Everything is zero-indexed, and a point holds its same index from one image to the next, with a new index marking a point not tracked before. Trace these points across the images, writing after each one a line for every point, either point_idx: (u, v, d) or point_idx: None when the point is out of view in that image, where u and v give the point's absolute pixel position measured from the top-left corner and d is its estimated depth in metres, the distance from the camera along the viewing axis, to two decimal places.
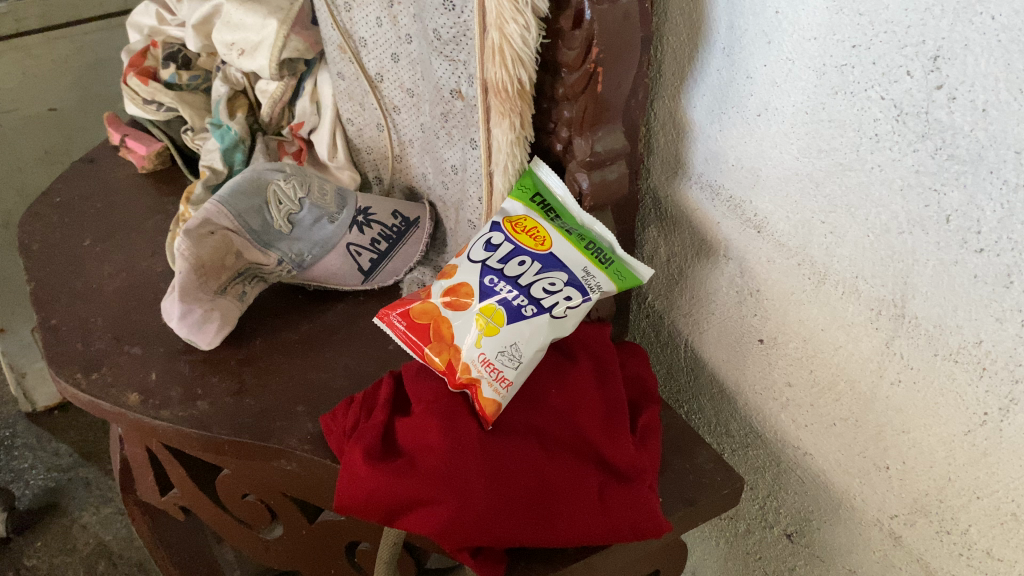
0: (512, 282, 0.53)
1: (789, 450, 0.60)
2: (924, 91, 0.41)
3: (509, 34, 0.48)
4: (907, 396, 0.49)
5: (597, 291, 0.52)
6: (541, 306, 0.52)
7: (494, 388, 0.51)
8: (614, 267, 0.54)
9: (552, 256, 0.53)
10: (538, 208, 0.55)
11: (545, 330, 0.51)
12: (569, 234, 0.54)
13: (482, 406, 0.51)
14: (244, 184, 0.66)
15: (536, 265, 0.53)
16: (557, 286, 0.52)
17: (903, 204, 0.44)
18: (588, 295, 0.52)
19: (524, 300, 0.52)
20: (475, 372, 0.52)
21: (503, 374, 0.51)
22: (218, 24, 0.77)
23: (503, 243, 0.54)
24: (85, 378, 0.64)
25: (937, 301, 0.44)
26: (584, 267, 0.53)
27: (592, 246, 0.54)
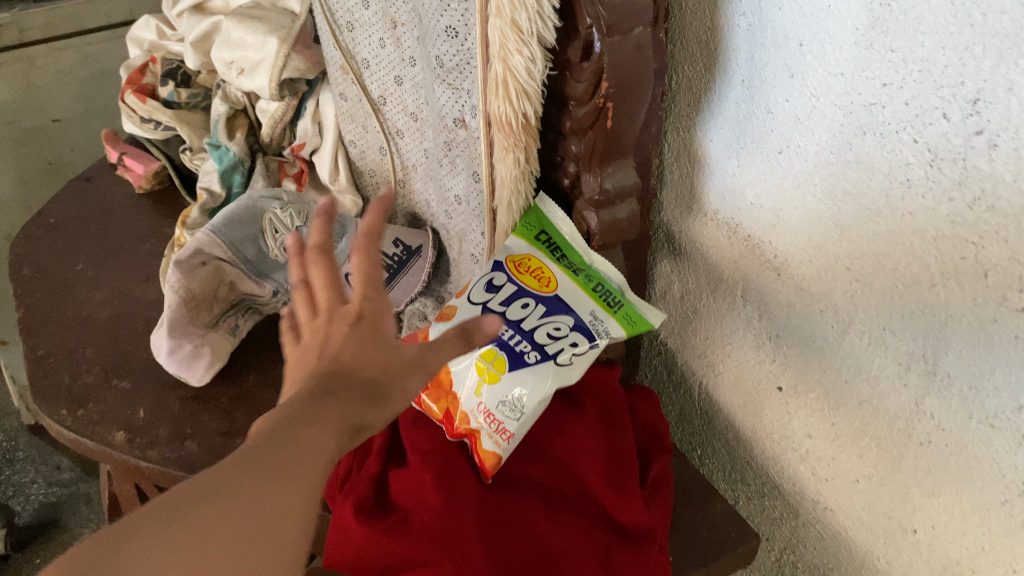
0: (516, 326, 0.51)
1: (808, 504, 0.57)
2: (961, 136, 0.37)
3: (512, 66, 0.45)
4: (937, 458, 0.45)
5: (605, 337, 0.50)
6: (546, 352, 0.49)
7: (494, 440, 0.49)
8: (623, 310, 0.51)
9: (558, 298, 0.51)
10: (544, 247, 0.53)
11: (546, 379, 0.49)
12: (575, 276, 0.52)
13: (482, 458, 0.49)
14: (239, 212, 0.63)
15: (540, 307, 0.51)
16: (563, 331, 0.50)
17: (936, 255, 0.41)
18: (595, 342, 0.49)
19: (528, 346, 0.50)
20: (475, 422, 0.50)
21: (504, 426, 0.49)
22: (218, 41, 0.75)
23: (505, 283, 0.52)
24: (71, 416, 0.61)
25: (972, 360, 0.41)
26: (592, 310, 0.51)
27: (600, 288, 0.52)
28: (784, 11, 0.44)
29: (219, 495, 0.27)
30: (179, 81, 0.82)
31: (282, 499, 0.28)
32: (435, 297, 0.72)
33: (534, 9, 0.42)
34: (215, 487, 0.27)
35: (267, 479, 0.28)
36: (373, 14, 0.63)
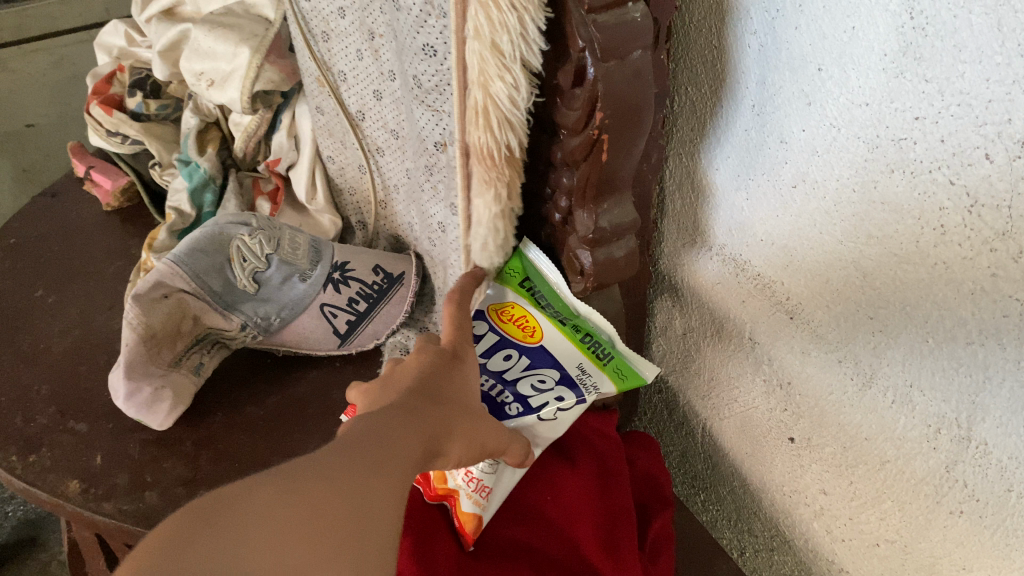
0: (496, 376, 0.48)
1: (821, 564, 0.52)
2: (1007, 179, 0.32)
3: (494, 93, 0.40)
4: (969, 531, 0.41)
5: (593, 393, 0.47)
6: (529, 405, 0.47)
7: (473, 500, 0.45)
8: (613, 363, 0.48)
9: (542, 350, 0.49)
10: (527, 294, 0.50)
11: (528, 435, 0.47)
12: (561, 324, 0.49)
13: (462, 521, 0.45)
14: (204, 241, 0.57)
15: (524, 359, 0.49)
16: (548, 384, 0.48)
17: (974, 310, 0.36)
18: (583, 396, 0.47)
19: (510, 397, 0.47)
20: (453, 482, 0.46)
21: (482, 483, 0.45)
22: (187, 50, 0.70)
23: (487, 332, 0.50)
24: (22, 462, 0.56)
25: (1013, 429, 0.36)
26: (579, 364, 0.48)
27: (587, 339, 0.49)
28: (801, 30, 0.39)
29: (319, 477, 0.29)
30: (148, 92, 0.77)
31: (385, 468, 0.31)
32: (418, 327, 0.67)
33: (517, 32, 0.37)
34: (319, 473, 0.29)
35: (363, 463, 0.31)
36: (350, 24, 0.58)
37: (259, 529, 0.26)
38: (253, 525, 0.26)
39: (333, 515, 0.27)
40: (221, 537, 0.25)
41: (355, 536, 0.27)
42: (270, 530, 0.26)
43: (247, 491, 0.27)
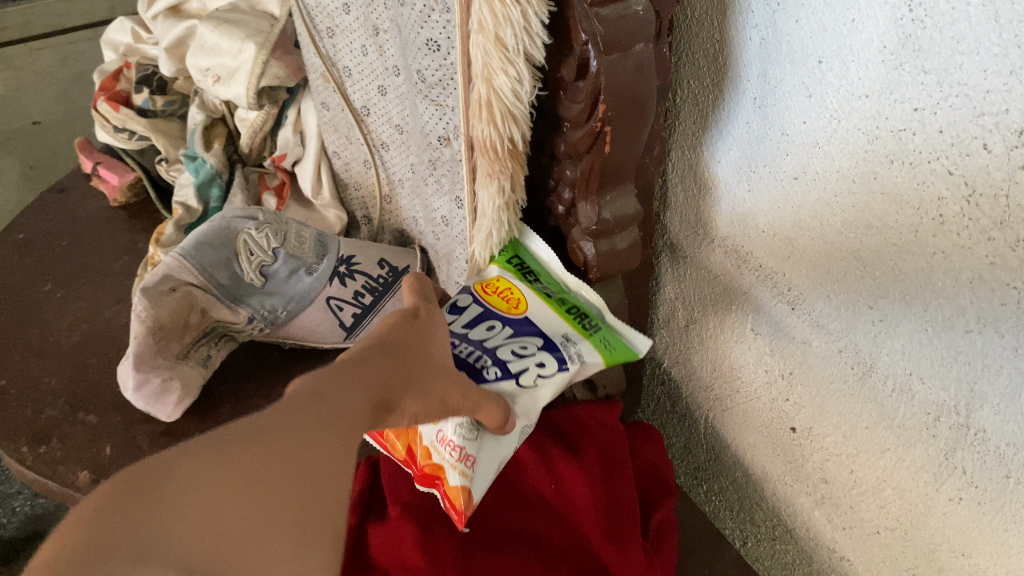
0: (476, 344, 0.46)
1: (823, 552, 0.53)
2: (1004, 169, 0.33)
3: (498, 87, 0.40)
4: (968, 518, 0.41)
5: (577, 360, 0.46)
6: (507, 370, 0.45)
7: (459, 471, 0.42)
8: (601, 335, 0.48)
9: (527, 320, 0.48)
10: (515, 269, 0.49)
11: (508, 397, 0.45)
12: (548, 298, 0.49)
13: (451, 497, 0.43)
14: (210, 235, 0.58)
15: (506, 329, 0.48)
16: (529, 350, 0.46)
17: (972, 298, 0.36)
18: (566, 364, 0.45)
19: (489, 362, 0.45)
20: (439, 457, 0.44)
21: (465, 451, 0.43)
22: (193, 47, 0.71)
23: (470, 304, 0.48)
24: (32, 453, 0.57)
25: (1011, 416, 0.37)
26: (564, 334, 0.47)
27: (575, 314, 0.48)
28: (801, 23, 0.39)
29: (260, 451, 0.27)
30: (155, 88, 0.77)
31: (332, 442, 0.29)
32: None
33: (520, 26, 0.37)
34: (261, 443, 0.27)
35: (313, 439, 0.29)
36: (355, 20, 0.59)
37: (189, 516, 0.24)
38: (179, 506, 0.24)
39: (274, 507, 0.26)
40: (151, 522, 0.23)
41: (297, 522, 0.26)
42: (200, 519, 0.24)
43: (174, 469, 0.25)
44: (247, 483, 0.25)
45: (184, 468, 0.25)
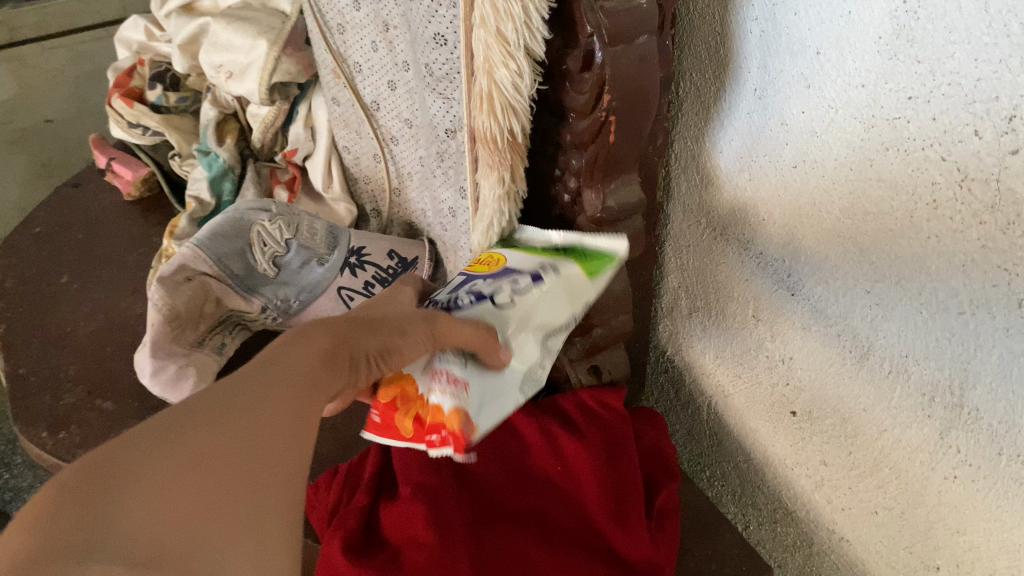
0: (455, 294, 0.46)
1: (822, 534, 0.54)
2: (995, 155, 0.34)
3: (498, 79, 0.42)
4: (962, 495, 0.42)
5: (552, 272, 0.46)
6: (482, 295, 0.45)
7: (448, 394, 0.41)
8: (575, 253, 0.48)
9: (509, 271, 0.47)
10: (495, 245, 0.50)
11: (488, 314, 0.44)
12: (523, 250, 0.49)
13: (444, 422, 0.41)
14: (224, 226, 0.60)
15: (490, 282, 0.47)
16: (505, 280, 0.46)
17: (965, 281, 0.38)
18: (541, 276, 0.46)
19: (463, 297, 0.45)
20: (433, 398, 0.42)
21: (454, 375, 0.42)
22: (206, 44, 0.72)
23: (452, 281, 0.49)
24: (52, 438, 0.58)
25: (1003, 395, 0.38)
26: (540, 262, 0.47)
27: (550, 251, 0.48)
28: (800, 16, 0.41)
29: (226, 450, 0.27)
30: (168, 84, 0.79)
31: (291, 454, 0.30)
32: None
33: (521, 21, 0.39)
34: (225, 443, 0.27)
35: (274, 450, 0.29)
36: (365, 16, 0.60)
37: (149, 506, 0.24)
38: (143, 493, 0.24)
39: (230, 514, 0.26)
40: (112, 512, 0.23)
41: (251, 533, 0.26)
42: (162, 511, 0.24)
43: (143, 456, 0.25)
44: (207, 483, 0.26)
45: (125, 462, 0.25)
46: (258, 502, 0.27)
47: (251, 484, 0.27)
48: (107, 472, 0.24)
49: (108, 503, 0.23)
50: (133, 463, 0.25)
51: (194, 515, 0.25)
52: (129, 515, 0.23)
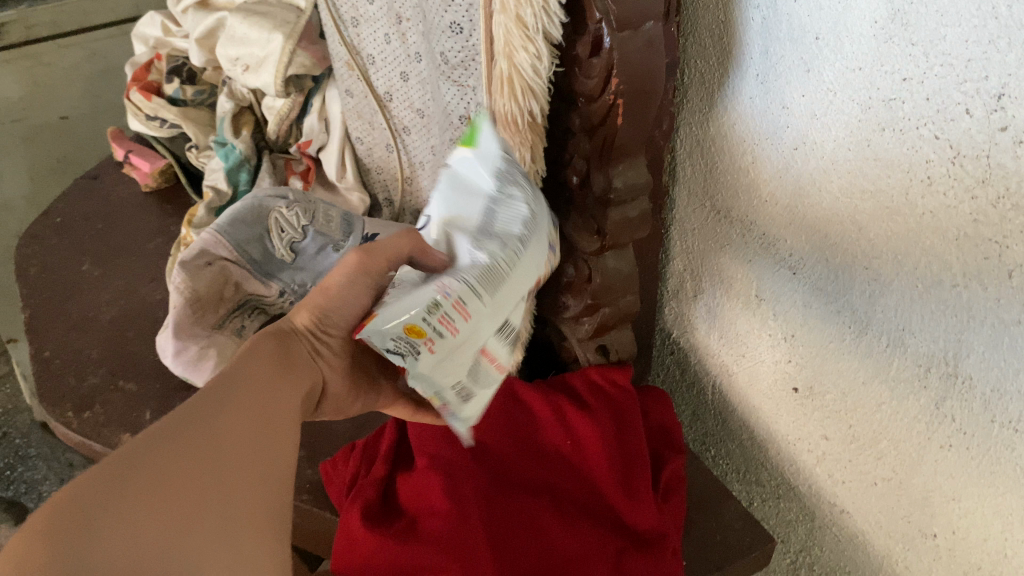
0: None
1: (824, 507, 0.56)
2: (984, 132, 0.36)
3: (518, 62, 0.44)
4: (957, 463, 0.44)
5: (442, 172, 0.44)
6: None
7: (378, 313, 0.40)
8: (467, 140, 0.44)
9: None
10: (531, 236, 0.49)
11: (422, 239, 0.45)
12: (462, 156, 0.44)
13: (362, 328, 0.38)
14: (244, 212, 0.62)
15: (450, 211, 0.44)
16: None
17: (958, 255, 0.39)
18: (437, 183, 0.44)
19: None
20: None
21: None
22: (222, 38, 0.74)
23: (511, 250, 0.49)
24: (77, 418, 0.60)
25: (995, 363, 0.40)
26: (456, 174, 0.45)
27: None
28: (800, 2, 0.42)
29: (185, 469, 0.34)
30: (184, 78, 0.81)
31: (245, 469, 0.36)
32: None
33: (540, 6, 0.41)
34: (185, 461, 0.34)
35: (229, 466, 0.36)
36: (379, 9, 0.62)
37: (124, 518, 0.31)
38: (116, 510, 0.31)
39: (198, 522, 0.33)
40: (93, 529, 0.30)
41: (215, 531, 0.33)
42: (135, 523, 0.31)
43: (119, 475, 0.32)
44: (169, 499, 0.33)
45: (92, 500, 0.31)
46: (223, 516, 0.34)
47: (211, 505, 0.34)
48: (85, 505, 0.31)
49: (86, 538, 0.30)
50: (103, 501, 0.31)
51: (160, 538, 0.31)
52: (101, 541, 0.30)
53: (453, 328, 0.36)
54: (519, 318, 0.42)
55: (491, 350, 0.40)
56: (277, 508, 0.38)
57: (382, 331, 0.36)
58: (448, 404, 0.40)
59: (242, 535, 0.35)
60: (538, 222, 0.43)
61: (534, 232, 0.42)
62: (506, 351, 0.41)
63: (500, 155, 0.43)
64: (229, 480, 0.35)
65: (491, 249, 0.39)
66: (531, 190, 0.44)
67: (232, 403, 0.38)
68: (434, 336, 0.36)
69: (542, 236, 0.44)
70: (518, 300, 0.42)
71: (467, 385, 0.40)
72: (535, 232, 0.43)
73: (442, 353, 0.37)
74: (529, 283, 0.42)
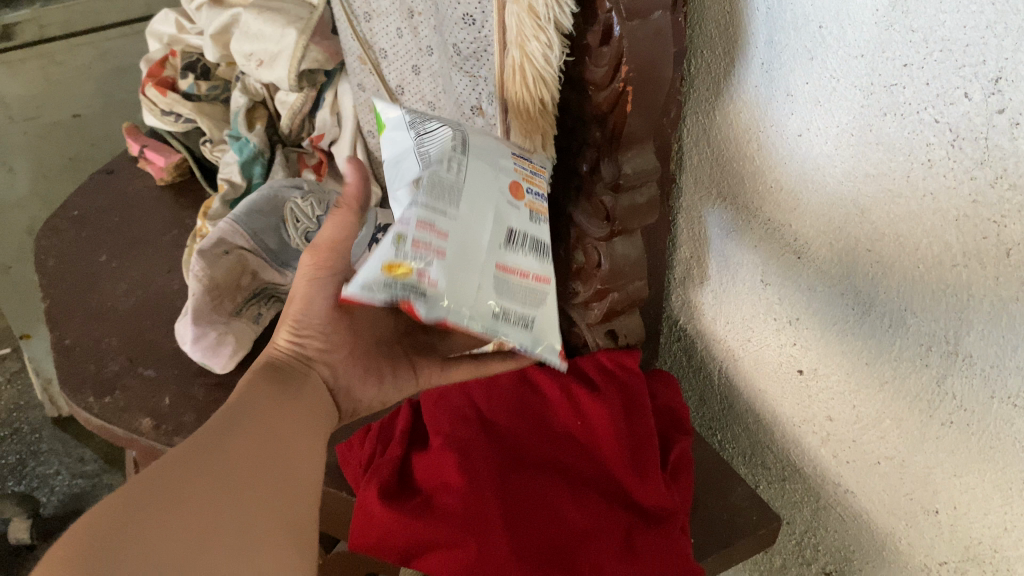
0: None
1: (829, 487, 0.57)
2: (983, 115, 0.37)
3: (531, 51, 0.46)
4: (958, 440, 0.45)
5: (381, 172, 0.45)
6: None
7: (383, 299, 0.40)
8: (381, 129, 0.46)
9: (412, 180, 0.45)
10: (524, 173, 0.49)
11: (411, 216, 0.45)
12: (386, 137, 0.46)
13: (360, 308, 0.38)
14: (260, 202, 0.65)
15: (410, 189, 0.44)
16: None
17: (958, 235, 0.41)
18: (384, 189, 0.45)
19: None
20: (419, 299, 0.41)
21: None
22: (237, 34, 0.76)
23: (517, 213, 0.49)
24: (98, 403, 0.62)
25: (995, 340, 0.41)
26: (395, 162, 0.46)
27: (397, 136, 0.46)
28: None
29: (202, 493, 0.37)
30: (199, 74, 0.82)
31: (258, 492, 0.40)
32: None
33: None
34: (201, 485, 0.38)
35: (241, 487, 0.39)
36: (391, 4, 0.63)
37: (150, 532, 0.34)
38: (145, 523, 0.34)
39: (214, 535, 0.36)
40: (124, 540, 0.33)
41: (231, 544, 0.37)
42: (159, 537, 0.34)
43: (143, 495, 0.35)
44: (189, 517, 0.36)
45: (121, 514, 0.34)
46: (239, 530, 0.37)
47: (224, 523, 0.37)
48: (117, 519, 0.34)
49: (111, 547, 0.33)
50: (127, 521, 0.34)
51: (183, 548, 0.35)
52: (131, 548, 0.33)
53: (434, 252, 0.38)
54: (522, 221, 0.43)
55: (504, 260, 0.41)
56: (294, 528, 0.41)
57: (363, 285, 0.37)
58: (497, 327, 0.40)
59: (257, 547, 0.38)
60: (480, 149, 0.43)
61: (479, 155, 0.43)
62: (523, 253, 0.42)
63: (403, 126, 0.44)
64: (240, 503, 0.39)
65: (428, 175, 0.39)
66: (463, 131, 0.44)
67: (238, 437, 0.42)
68: (420, 267, 0.38)
69: (501, 157, 0.44)
70: (508, 209, 0.42)
71: (502, 303, 0.41)
72: (483, 155, 0.43)
73: (442, 278, 0.38)
74: (501, 190, 0.42)
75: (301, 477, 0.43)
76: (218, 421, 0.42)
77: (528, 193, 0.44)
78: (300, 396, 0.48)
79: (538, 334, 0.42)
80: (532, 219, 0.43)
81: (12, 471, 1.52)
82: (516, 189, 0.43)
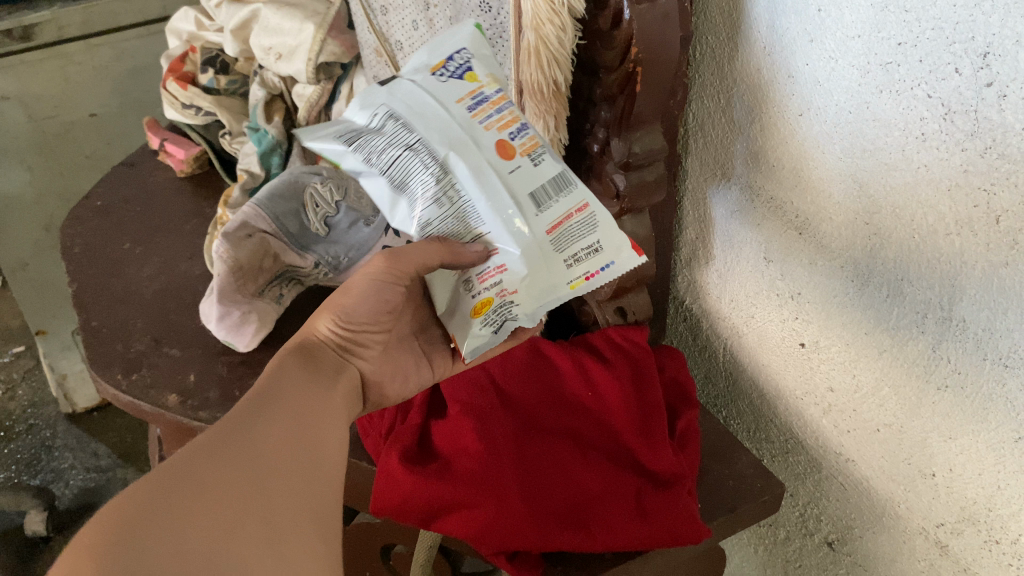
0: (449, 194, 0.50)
1: (831, 456, 0.60)
2: (973, 89, 0.39)
3: (545, 35, 0.48)
4: (952, 402, 0.48)
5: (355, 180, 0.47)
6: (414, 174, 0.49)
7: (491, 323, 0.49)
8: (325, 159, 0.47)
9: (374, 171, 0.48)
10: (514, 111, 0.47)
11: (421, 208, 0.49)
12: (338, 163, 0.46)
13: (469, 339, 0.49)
14: (281, 189, 0.67)
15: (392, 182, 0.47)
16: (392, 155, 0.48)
17: (951, 205, 0.43)
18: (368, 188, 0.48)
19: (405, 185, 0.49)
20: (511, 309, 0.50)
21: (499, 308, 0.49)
22: (256, 29, 0.79)
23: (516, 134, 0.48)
24: (125, 379, 0.64)
25: (986, 304, 0.43)
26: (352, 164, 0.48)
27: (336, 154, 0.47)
28: None
29: (225, 486, 0.35)
30: (218, 69, 0.86)
31: (280, 478, 0.38)
32: None
33: None
34: (224, 477, 0.36)
35: (267, 476, 0.37)
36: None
37: (172, 526, 0.32)
38: (167, 517, 0.33)
39: (241, 525, 0.34)
40: (146, 538, 0.31)
41: (262, 533, 0.35)
42: (182, 530, 0.32)
43: (163, 492, 0.34)
44: (212, 508, 0.34)
45: (140, 510, 0.32)
46: (266, 518, 0.35)
47: (256, 501, 0.36)
48: (138, 516, 0.32)
49: (131, 544, 0.31)
50: (158, 504, 0.33)
51: (206, 537, 0.33)
52: (152, 544, 0.31)
53: (499, 274, 0.45)
54: (534, 176, 0.45)
55: (550, 224, 0.45)
56: (325, 509, 0.39)
57: (478, 332, 0.48)
58: (579, 265, 0.46)
59: (292, 537, 0.36)
60: (432, 132, 0.44)
61: (442, 138, 0.44)
62: (553, 202, 0.45)
63: (353, 155, 0.45)
64: (271, 488, 0.37)
65: (428, 212, 0.45)
66: (411, 125, 0.45)
67: (259, 424, 0.40)
68: (496, 292, 0.46)
69: (465, 125, 0.45)
70: (522, 183, 0.45)
71: (569, 249, 0.46)
72: (444, 131, 0.45)
73: (517, 283, 0.45)
74: (495, 165, 0.45)
75: (330, 459, 0.42)
76: (240, 411, 0.40)
77: (513, 142, 0.46)
78: (334, 386, 0.48)
79: (613, 242, 0.46)
80: (535, 164, 0.46)
81: (28, 466, 1.55)
82: (505, 148, 0.45)
